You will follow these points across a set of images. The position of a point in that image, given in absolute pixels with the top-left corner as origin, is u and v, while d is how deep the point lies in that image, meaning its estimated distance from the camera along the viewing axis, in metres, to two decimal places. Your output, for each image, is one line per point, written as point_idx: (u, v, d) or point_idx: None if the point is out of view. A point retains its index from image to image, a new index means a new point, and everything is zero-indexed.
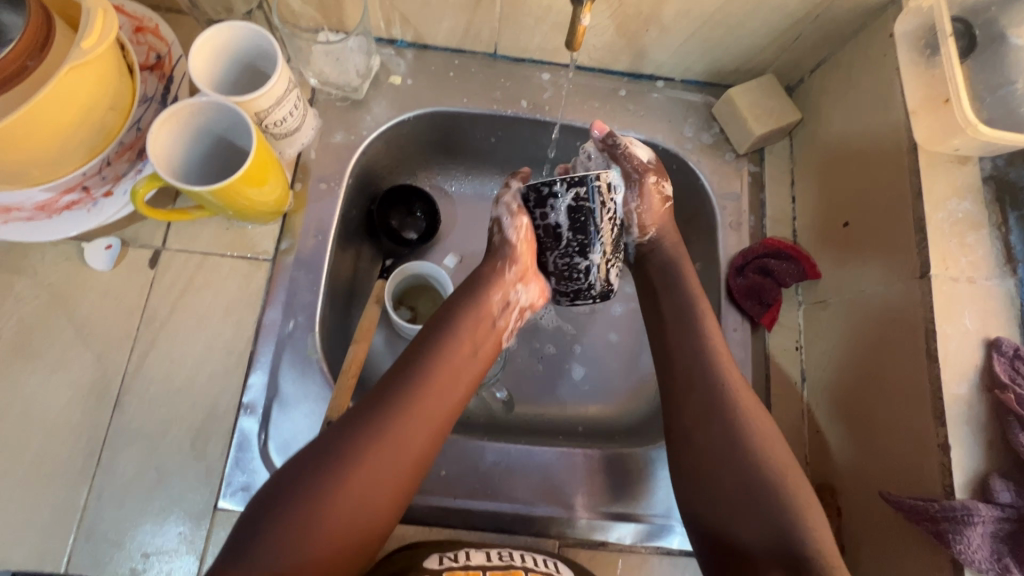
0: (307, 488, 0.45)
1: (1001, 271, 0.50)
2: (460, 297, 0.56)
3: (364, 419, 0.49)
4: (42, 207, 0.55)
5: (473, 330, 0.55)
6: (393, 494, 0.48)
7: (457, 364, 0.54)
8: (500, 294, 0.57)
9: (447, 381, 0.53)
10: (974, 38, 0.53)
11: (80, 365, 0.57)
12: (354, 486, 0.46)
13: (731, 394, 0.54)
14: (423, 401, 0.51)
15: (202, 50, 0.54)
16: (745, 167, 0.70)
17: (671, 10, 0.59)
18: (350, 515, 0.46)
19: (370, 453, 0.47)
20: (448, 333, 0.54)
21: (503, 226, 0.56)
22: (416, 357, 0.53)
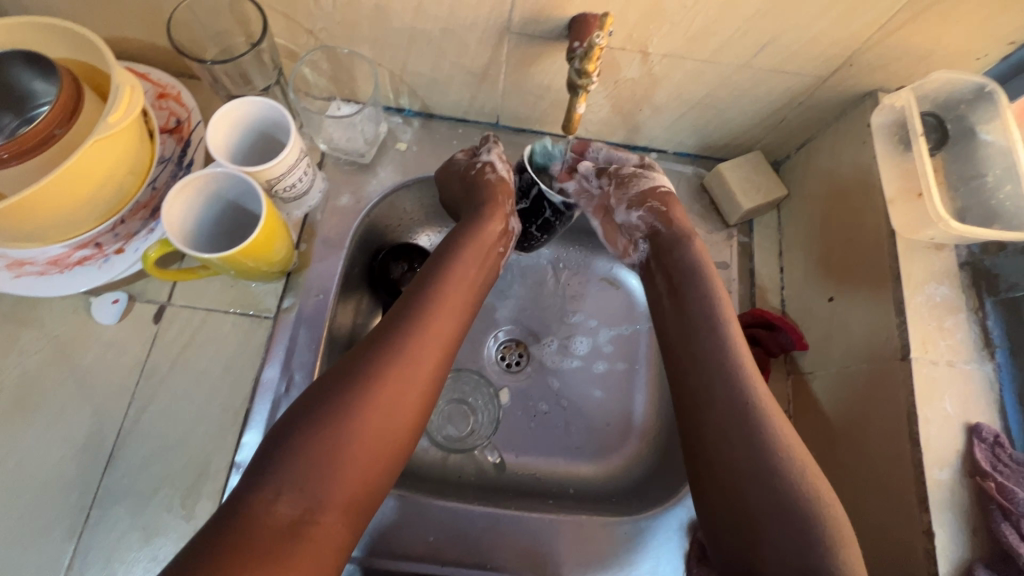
0: (331, 410, 0.47)
1: (979, 356, 0.51)
2: (461, 231, 0.61)
3: (387, 337, 0.52)
4: (54, 262, 0.57)
5: (479, 261, 0.60)
6: (407, 414, 0.50)
7: (462, 288, 0.58)
8: (498, 218, 0.62)
9: (451, 306, 0.56)
10: (946, 131, 0.57)
11: (78, 419, 0.57)
12: (377, 406, 0.48)
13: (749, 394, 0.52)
14: (432, 317, 0.54)
15: (221, 121, 0.57)
16: (735, 237, 0.73)
17: (664, 92, 0.63)
18: (376, 432, 0.48)
19: (394, 372, 0.50)
20: (456, 261, 0.58)
21: (498, 167, 0.64)
22: (425, 285, 0.56)
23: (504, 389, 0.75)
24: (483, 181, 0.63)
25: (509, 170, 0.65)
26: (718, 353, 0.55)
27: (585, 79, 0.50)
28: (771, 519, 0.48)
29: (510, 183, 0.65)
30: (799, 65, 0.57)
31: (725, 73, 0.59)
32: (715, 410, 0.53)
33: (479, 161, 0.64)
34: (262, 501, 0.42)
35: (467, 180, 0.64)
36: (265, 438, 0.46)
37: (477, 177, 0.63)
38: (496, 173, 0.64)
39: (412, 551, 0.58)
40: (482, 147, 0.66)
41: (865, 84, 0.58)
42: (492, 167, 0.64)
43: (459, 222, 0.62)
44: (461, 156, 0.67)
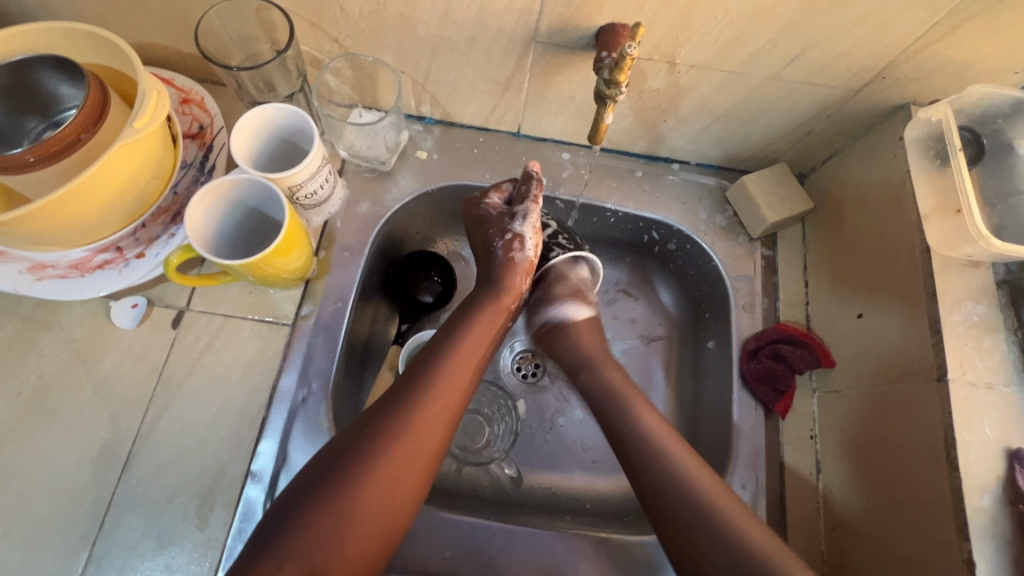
0: (336, 481, 0.47)
1: (1018, 378, 0.50)
2: (477, 300, 0.62)
3: (394, 405, 0.51)
4: (76, 266, 0.57)
5: (491, 330, 0.60)
6: (410, 487, 0.49)
7: (475, 358, 0.57)
8: (512, 295, 0.63)
9: (461, 375, 0.55)
10: (982, 146, 0.55)
11: (94, 424, 0.57)
12: (382, 478, 0.48)
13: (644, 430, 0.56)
14: (443, 388, 0.54)
15: (244, 128, 0.57)
16: (758, 251, 0.71)
17: (689, 103, 0.62)
18: (378, 505, 0.47)
19: (398, 443, 0.49)
20: (467, 329, 0.59)
21: (523, 243, 0.64)
22: (436, 353, 0.56)
23: (520, 401, 0.74)
24: (500, 258, 0.64)
25: (534, 246, 0.65)
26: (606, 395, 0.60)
27: (614, 89, 0.49)
28: (709, 544, 0.49)
29: (530, 259, 0.65)
30: (829, 78, 0.56)
31: (752, 85, 0.58)
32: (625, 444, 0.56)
33: (506, 227, 0.63)
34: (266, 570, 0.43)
35: (490, 249, 0.65)
36: (276, 503, 0.47)
37: (500, 248, 0.64)
38: (519, 249, 0.64)
39: (428, 566, 0.57)
40: (516, 206, 0.64)
41: (897, 97, 0.57)
42: (517, 241, 0.64)
43: (475, 292, 0.64)
44: (494, 202, 0.65)
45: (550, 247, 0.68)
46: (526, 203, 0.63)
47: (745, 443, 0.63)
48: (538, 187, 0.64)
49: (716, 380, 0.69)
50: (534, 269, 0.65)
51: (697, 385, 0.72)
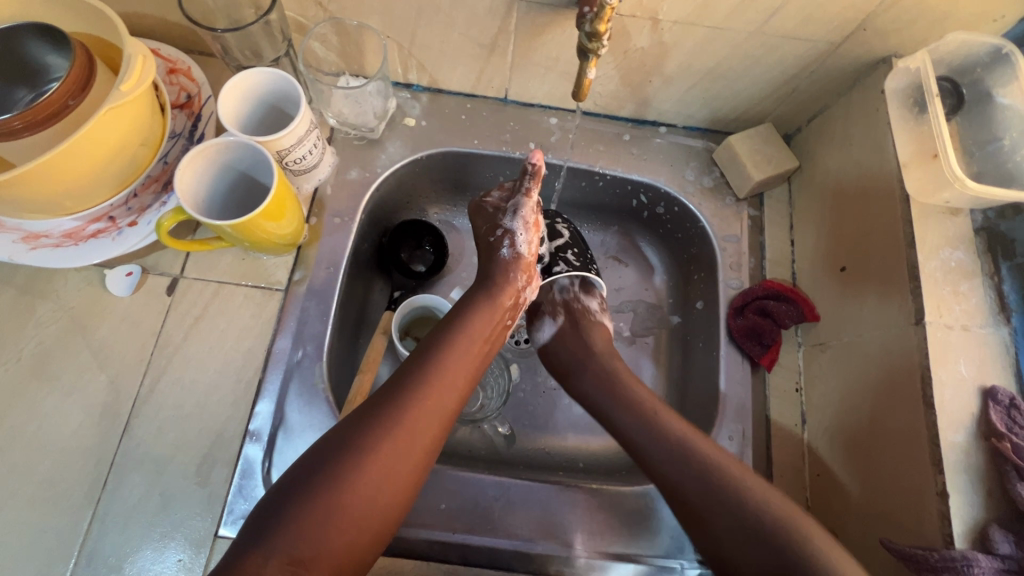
0: (327, 478, 0.47)
1: (994, 320, 0.51)
2: (475, 299, 0.62)
3: (390, 402, 0.52)
4: (69, 235, 0.58)
5: (488, 327, 0.60)
6: (402, 484, 0.50)
7: (470, 357, 0.58)
8: (510, 292, 0.63)
9: (455, 374, 0.56)
10: (961, 96, 0.56)
11: (94, 388, 0.58)
12: (377, 473, 0.49)
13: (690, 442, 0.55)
14: (438, 387, 0.54)
15: (230, 93, 0.57)
16: (745, 211, 0.72)
17: (674, 62, 0.63)
18: (368, 500, 0.48)
19: (391, 439, 0.50)
20: (466, 328, 0.59)
21: (515, 239, 0.65)
22: (433, 351, 0.57)
23: (513, 364, 0.76)
24: (495, 256, 0.65)
25: (528, 244, 0.65)
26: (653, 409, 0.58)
27: (596, 42, 0.50)
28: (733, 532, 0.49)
29: (526, 259, 0.65)
30: (812, 31, 0.56)
31: (736, 41, 0.59)
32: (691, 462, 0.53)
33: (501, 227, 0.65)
34: (255, 562, 0.43)
35: (486, 247, 0.66)
36: (268, 494, 0.47)
37: (497, 246, 0.65)
38: (513, 246, 0.65)
39: (424, 519, 0.59)
40: (511, 202, 0.65)
41: (879, 50, 0.58)
42: (509, 237, 0.65)
43: (472, 288, 0.64)
44: (494, 198, 0.67)
45: (555, 260, 0.71)
46: (523, 197, 0.64)
47: (732, 397, 0.64)
48: (535, 182, 0.61)
49: (705, 337, 0.71)
50: (532, 267, 0.66)
51: (686, 345, 0.74)
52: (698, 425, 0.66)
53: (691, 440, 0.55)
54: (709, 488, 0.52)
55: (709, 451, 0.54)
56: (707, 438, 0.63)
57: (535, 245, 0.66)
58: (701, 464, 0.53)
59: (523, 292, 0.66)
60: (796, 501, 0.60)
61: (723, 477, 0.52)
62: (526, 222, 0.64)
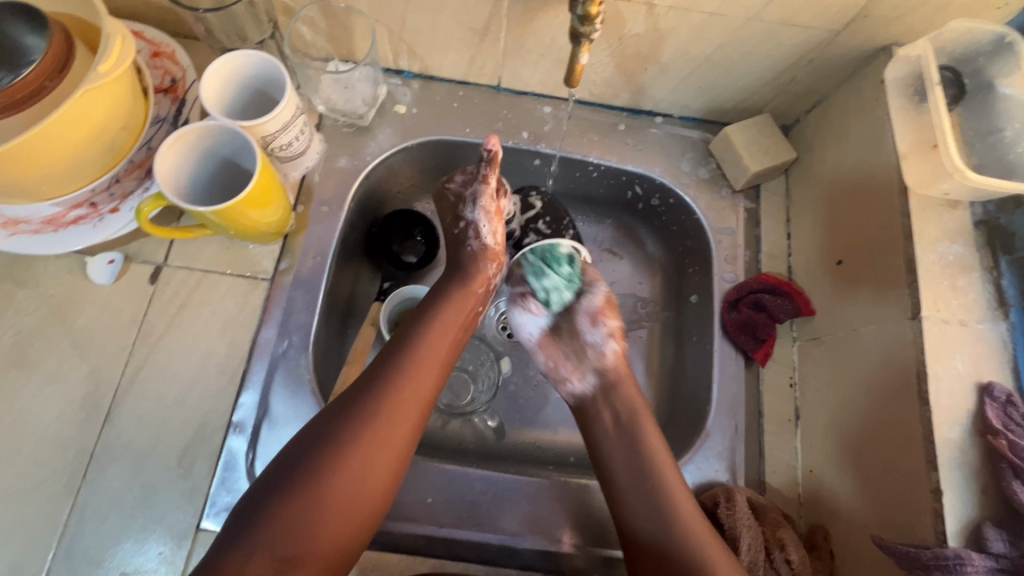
0: (303, 474, 0.47)
1: (993, 315, 0.50)
2: (445, 286, 0.61)
3: (362, 394, 0.51)
4: (50, 221, 0.57)
5: (460, 314, 0.59)
6: (382, 475, 0.49)
7: (443, 344, 0.57)
8: (481, 279, 0.62)
9: (427, 363, 0.54)
10: (963, 86, 0.55)
11: (74, 378, 0.57)
12: (353, 466, 0.48)
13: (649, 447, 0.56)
14: (409, 376, 0.53)
15: (214, 77, 0.56)
16: (741, 203, 0.71)
17: (669, 50, 0.61)
18: (348, 493, 0.47)
19: (366, 432, 0.49)
20: (437, 316, 0.58)
21: (479, 230, 0.63)
22: (405, 341, 0.55)
23: (504, 357, 0.74)
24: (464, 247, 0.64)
25: (493, 233, 0.64)
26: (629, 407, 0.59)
27: (588, 26, 0.48)
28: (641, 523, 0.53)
29: (494, 246, 0.64)
30: (811, 18, 0.55)
31: (732, 28, 0.57)
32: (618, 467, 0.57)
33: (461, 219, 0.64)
34: (240, 557, 0.44)
35: (454, 238, 0.65)
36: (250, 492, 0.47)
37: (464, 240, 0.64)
38: (479, 237, 0.64)
39: (410, 513, 0.58)
40: (470, 188, 0.63)
41: (879, 38, 0.56)
42: (472, 228, 0.64)
43: (444, 277, 0.63)
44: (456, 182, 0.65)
45: (525, 232, 0.71)
46: (479, 186, 0.62)
47: (725, 391, 0.63)
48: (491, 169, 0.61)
49: (698, 331, 0.70)
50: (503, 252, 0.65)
51: (680, 338, 0.73)
52: (690, 420, 0.66)
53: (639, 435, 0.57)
54: (649, 495, 0.54)
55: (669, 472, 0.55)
56: (700, 433, 0.62)
57: (502, 234, 0.65)
58: (639, 466, 0.55)
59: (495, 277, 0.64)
60: (788, 498, 0.59)
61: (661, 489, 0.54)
62: (487, 211, 0.63)
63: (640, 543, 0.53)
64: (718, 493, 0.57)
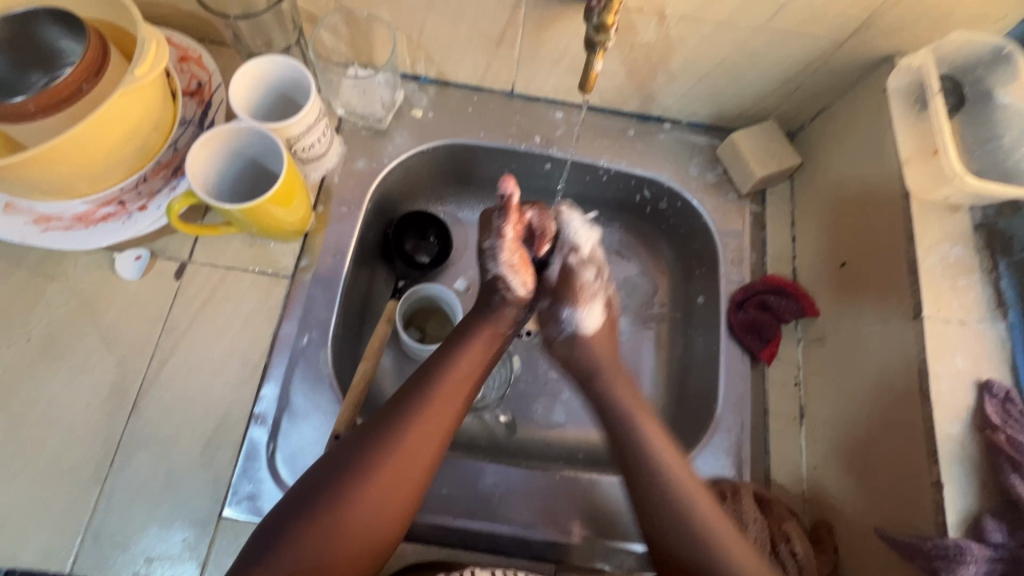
0: (323, 501, 0.48)
1: (992, 315, 0.52)
2: (473, 321, 0.61)
3: (386, 426, 0.52)
4: (81, 218, 0.59)
5: (486, 350, 0.59)
6: (399, 506, 0.50)
7: (468, 380, 0.57)
8: (511, 320, 0.62)
9: (452, 398, 0.55)
10: (963, 95, 0.57)
11: (102, 369, 0.59)
12: (372, 495, 0.49)
13: (641, 434, 0.56)
14: (433, 412, 0.54)
15: (242, 82, 0.58)
16: (747, 207, 0.73)
17: (679, 58, 0.63)
18: (365, 522, 0.48)
19: (387, 463, 0.50)
20: (464, 351, 0.58)
21: (510, 284, 0.62)
22: (431, 374, 0.56)
23: (514, 355, 0.76)
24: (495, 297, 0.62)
25: (524, 286, 0.62)
26: (609, 393, 0.59)
27: (603, 36, 0.50)
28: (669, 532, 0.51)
29: (525, 296, 0.62)
30: (816, 28, 0.57)
31: (740, 38, 0.59)
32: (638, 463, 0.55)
33: (489, 271, 0.63)
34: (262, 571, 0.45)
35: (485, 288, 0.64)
36: (270, 515, 0.49)
37: (494, 293, 0.62)
38: (511, 292, 0.62)
39: (425, 503, 0.59)
40: (488, 248, 0.62)
41: (882, 49, 0.58)
42: (502, 283, 0.62)
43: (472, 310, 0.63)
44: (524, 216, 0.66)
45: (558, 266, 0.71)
46: (498, 239, 0.62)
47: (731, 389, 0.65)
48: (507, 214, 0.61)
49: (705, 331, 0.71)
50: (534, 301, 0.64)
51: (687, 338, 0.75)
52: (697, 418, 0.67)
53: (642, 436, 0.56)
54: (660, 492, 0.53)
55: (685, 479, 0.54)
56: (707, 429, 0.64)
57: (533, 285, 0.63)
58: (643, 462, 0.55)
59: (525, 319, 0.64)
60: (793, 493, 0.61)
61: (666, 482, 0.53)
62: (514, 263, 0.62)
63: (671, 554, 0.51)
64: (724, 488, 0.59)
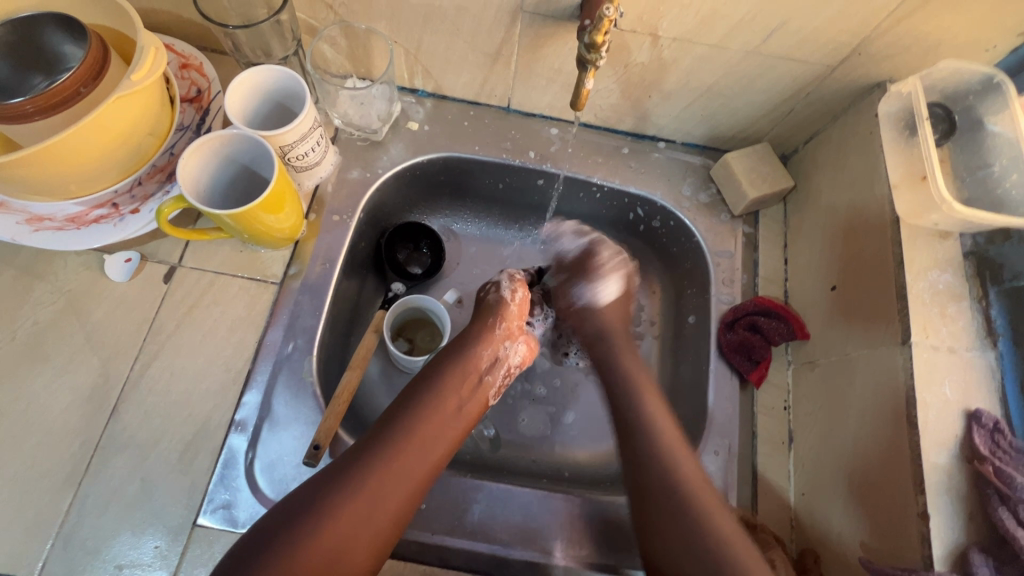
0: (292, 533, 0.47)
1: (981, 344, 0.51)
2: (452, 353, 0.62)
3: (359, 457, 0.52)
4: (73, 219, 0.59)
5: (464, 382, 0.59)
6: (369, 542, 0.49)
7: (446, 414, 0.57)
8: (490, 353, 0.63)
9: (428, 431, 0.55)
10: (954, 122, 0.57)
11: (85, 369, 0.59)
12: (342, 528, 0.48)
13: (663, 442, 0.57)
14: (407, 445, 0.53)
15: (237, 90, 0.59)
16: (740, 228, 0.73)
17: (672, 79, 0.64)
18: (333, 556, 0.47)
19: (356, 496, 0.49)
20: (442, 382, 0.59)
21: (500, 288, 0.68)
22: (408, 405, 0.56)
23: None
24: (484, 304, 0.67)
25: (512, 292, 0.67)
26: (647, 417, 0.59)
27: (594, 54, 0.51)
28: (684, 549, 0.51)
29: (511, 318, 0.65)
30: (808, 53, 0.57)
31: (734, 60, 0.60)
32: (639, 473, 0.56)
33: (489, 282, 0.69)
34: None
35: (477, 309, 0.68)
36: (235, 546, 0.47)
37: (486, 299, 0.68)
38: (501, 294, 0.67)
39: None
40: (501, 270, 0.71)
41: (874, 74, 0.59)
42: (496, 288, 0.68)
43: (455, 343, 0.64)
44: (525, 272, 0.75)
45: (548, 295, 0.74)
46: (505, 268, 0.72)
47: (719, 411, 0.64)
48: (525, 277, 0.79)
49: (695, 351, 0.71)
50: (514, 330, 0.65)
51: (676, 358, 0.74)
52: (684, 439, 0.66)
53: (659, 439, 0.58)
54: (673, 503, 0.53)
55: (695, 481, 0.55)
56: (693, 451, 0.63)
57: (522, 299, 0.67)
58: (660, 468, 0.55)
59: (508, 354, 0.64)
60: (780, 520, 0.59)
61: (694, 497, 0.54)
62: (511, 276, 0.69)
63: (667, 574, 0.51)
64: None
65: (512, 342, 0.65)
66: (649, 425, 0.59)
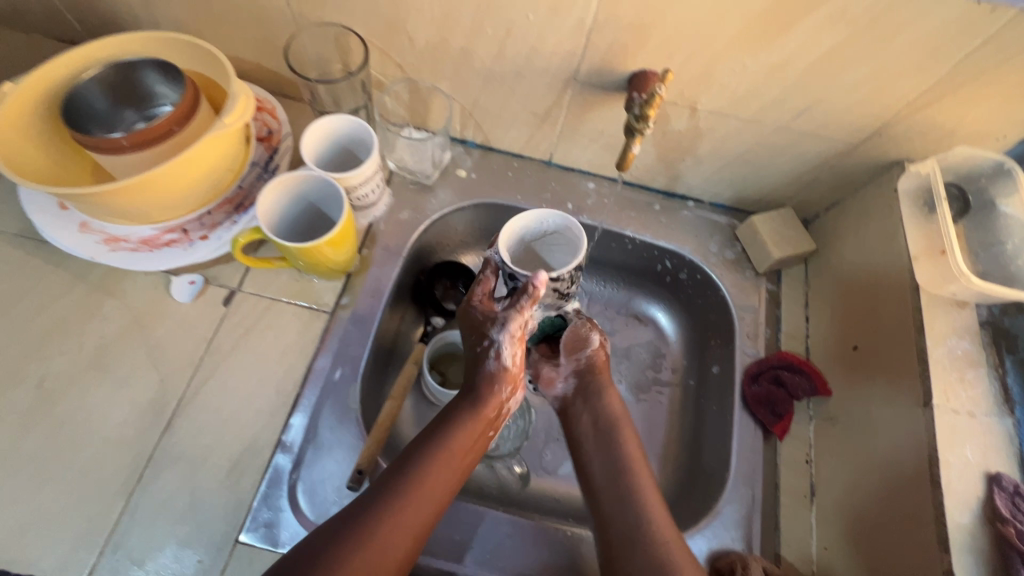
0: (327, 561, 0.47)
1: (999, 410, 0.55)
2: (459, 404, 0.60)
3: (380, 495, 0.52)
4: (146, 241, 0.64)
5: (472, 433, 0.58)
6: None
7: (453, 464, 0.56)
8: (495, 405, 0.60)
9: (437, 480, 0.55)
10: (967, 202, 0.63)
11: (144, 383, 0.62)
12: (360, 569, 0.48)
13: (637, 485, 0.59)
14: (419, 491, 0.53)
15: (312, 136, 0.65)
16: (763, 285, 0.77)
17: (706, 146, 0.70)
18: None
19: (376, 535, 0.50)
20: (452, 431, 0.58)
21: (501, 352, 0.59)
22: (423, 448, 0.56)
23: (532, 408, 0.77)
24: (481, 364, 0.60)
25: (513, 355, 0.60)
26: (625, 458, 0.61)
27: (642, 123, 0.57)
28: None
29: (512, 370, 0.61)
30: (832, 131, 0.63)
31: (764, 133, 0.66)
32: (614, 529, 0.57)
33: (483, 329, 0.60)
34: None
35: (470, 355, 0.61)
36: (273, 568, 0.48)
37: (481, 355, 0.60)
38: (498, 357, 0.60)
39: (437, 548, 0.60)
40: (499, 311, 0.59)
41: (893, 154, 0.64)
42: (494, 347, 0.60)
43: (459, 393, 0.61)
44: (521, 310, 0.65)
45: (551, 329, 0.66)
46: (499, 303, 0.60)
47: (743, 461, 0.66)
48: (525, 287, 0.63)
49: (718, 401, 0.74)
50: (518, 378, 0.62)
51: (699, 406, 0.76)
52: (707, 487, 0.68)
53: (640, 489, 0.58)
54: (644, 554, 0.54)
55: (675, 547, 0.54)
56: (718, 499, 0.65)
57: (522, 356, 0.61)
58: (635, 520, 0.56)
59: (509, 402, 0.62)
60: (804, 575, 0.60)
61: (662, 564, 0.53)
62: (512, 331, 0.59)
63: None
64: (734, 561, 0.59)
65: (515, 388, 0.62)
66: (627, 473, 0.60)
